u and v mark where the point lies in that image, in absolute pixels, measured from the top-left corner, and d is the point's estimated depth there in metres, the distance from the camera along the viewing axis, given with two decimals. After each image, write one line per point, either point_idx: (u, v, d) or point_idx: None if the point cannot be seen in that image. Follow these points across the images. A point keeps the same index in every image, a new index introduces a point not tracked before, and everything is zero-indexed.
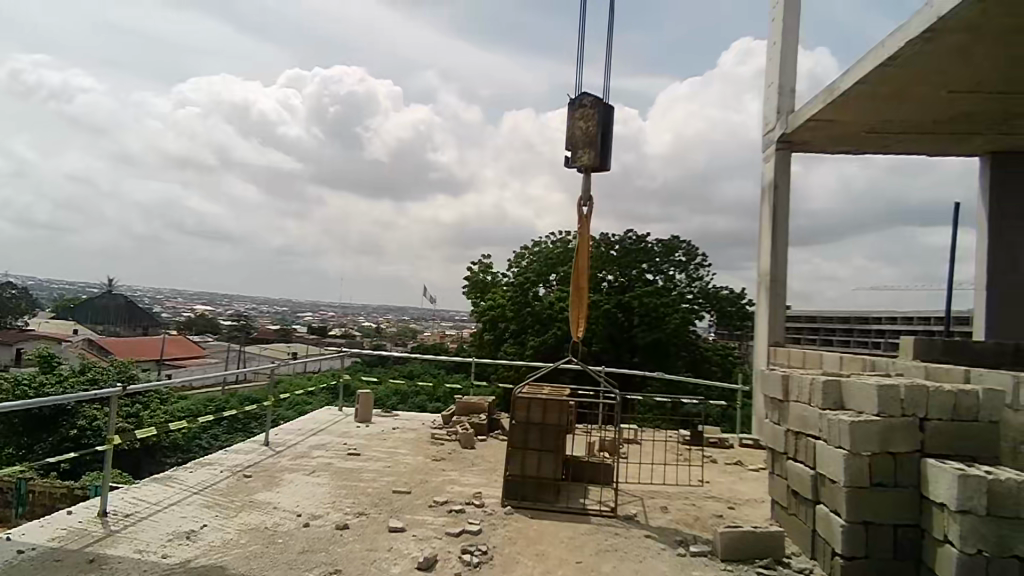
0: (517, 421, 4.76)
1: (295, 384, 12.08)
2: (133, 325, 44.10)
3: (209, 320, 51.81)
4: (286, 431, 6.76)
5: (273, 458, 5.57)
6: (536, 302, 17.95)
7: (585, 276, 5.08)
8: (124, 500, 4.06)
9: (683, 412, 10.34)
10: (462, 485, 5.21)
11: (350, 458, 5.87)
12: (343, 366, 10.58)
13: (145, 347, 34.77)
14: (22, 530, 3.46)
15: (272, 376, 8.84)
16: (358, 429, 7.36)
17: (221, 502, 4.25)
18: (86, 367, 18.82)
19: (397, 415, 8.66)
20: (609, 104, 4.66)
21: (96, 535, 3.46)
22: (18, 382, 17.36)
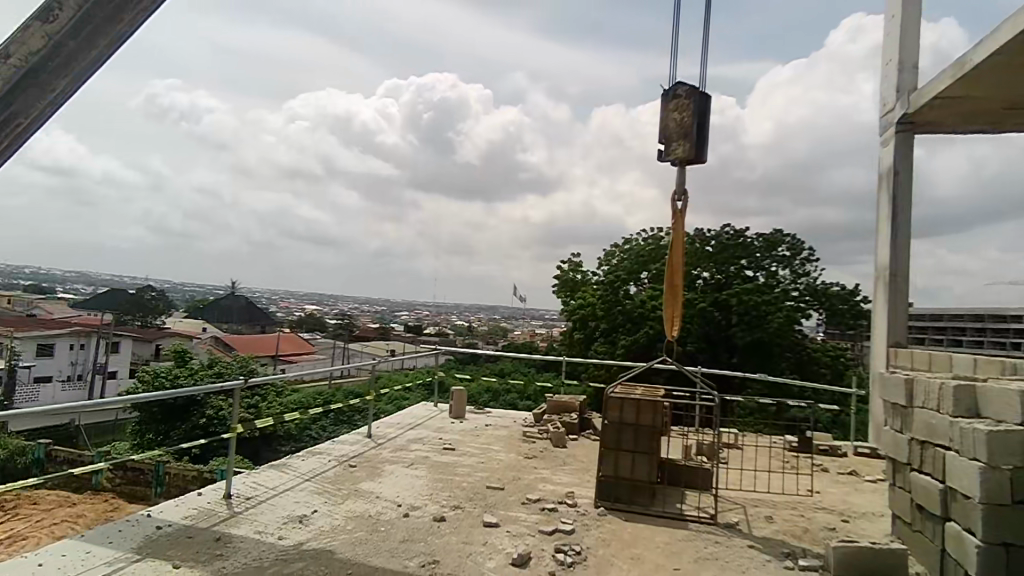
0: (610, 421, 4.68)
1: (394, 381, 12.66)
2: (252, 323, 48.16)
3: (316, 319, 55.59)
4: (386, 425, 7.10)
5: (375, 450, 5.87)
6: (627, 300, 17.62)
7: (679, 273, 4.91)
8: (245, 484, 4.45)
9: (788, 416, 9.72)
10: (554, 484, 5.22)
11: (445, 453, 6.06)
12: (437, 363, 10.94)
13: (262, 345, 37.85)
14: (162, 507, 3.88)
15: (373, 373, 9.31)
16: (453, 425, 7.58)
17: (329, 489, 4.54)
18: (213, 362, 20.82)
19: (490, 412, 8.83)
20: (705, 92, 4.45)
21: (221, 515, 3.81)
22: (158, 375, 19.53)
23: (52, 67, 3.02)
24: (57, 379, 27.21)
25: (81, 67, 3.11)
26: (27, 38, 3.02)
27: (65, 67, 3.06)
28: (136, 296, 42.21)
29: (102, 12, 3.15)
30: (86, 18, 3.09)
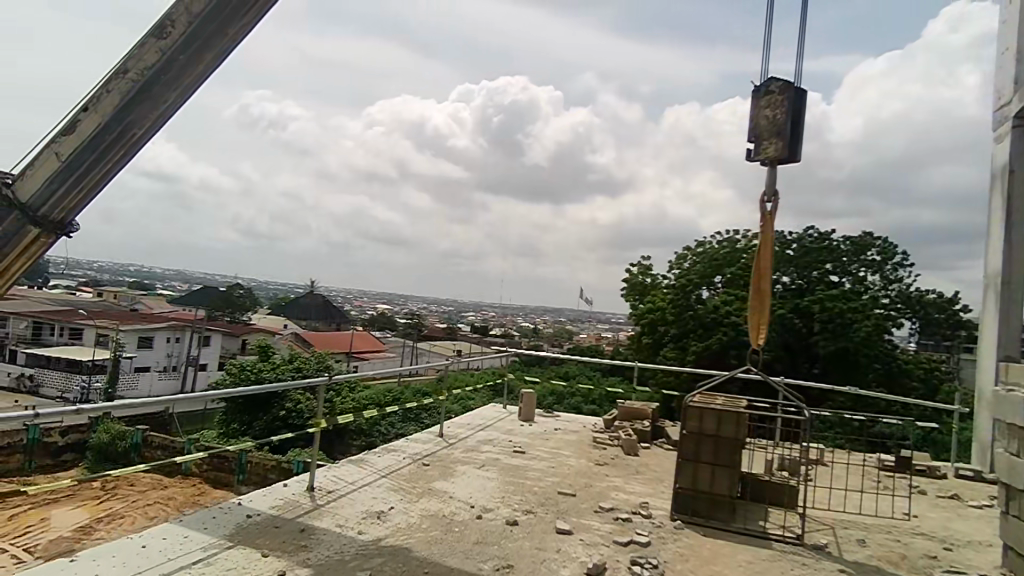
0: (689, 431, 4.52)
1: (461, 381, 12.84)
2: (328, 321, 50.45)
3: (387, 318, 57.36)
4: (457, 425, 7.18)
5: (447, 449, 5.95)
6: (699, 305, 17.06)
7: (767, 278, 4.68)
8: (327, 477, 4.62)
9: (876, 432, 9.08)
10: (627, 493, 5.10)
11: (516, 455, 6.05)
12: (505, 365, 10.98)
13: (337, 341, 39.46)
14: (251, 497, 4.07)
15: (443, 372, 9.44)
16: (522, 428, 7.58)
17: (405, 487, 4.63)
18: (293, 358, 21.89)
19: (558, 416, 8.77)
20: (800, 88, 4.22)
21: (305, 507, 3.97)
22: (243, 368, 20.78)
23: (162, 82, 3.47)
24: (155, 369, 29.47)
25: (186, 83, 3.56)
26: (144, 53, 3.47)
27: (174, 81, 3.52)
28: (225, 293, 45.07)
29: (203, 34, 3.55)
30: (193, 38, 3.51)
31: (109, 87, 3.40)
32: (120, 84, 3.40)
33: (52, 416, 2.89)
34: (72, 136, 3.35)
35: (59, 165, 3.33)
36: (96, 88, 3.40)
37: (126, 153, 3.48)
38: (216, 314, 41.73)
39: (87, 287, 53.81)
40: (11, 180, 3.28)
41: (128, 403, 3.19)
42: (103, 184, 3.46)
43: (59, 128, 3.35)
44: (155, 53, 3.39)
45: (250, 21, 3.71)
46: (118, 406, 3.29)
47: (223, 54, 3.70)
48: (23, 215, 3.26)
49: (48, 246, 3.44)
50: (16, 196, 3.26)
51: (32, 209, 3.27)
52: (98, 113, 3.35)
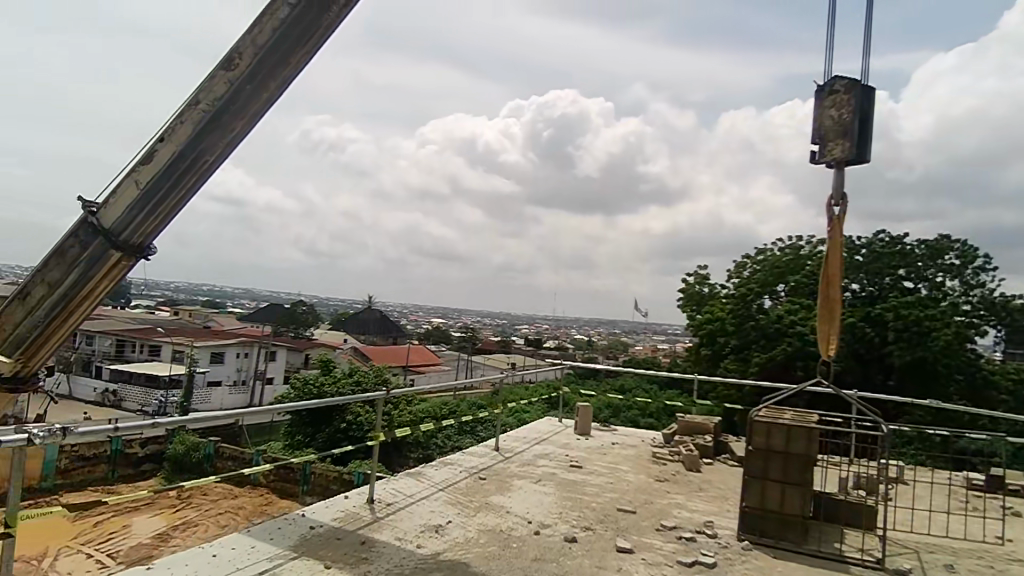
0: (755, 447, 4.29)
1: (517, 395, 12.82)
2: (385, 335, 51.69)
3: (443, 332, 58.24)
4: (512, 439, 7.15)
5: (503, 463, 5.92)
6: (761, 315, 16.44)
7: (837, 285, 4.44)
8: (386, 490, 4.67)
9: (960, 449, 8.46)
10: (691, 511, 4.91)
11: (572, 470, 5.96)
12: (560, 379, 10.90)
13: (394, 355, 40.38)
14: (313, 508, 4.15)
15: (497, 385, 9.43)
16: (578, 442, 7.48)
17: (462, 500, 4.62)
18: (353, 372, 22.48)
19: (615, 430, 8.59)
20: (868, 86, 4.02)
21: (365, 519, 4.02)
22: (307, 382, 21.54)
23: (230, 110, 3.64)
24: (226, 383, 30.96)
25: (252, 110, 3.73)
26: (214, 84, 3.67)
27: (241, 109, 3.69)
28: (289, 310, 46.97)
29: (267, 64, 3.72)
30: (259, 67, 3.68)
31: (182, 118, 3.59)
32: (192, 115, 3.60)
33: (133, 429, 3.03)
34: (150, 165, 3.53)
35: (138, 193, 3.52)
36: (171, 119, 3.61)
37: (198, 180, 3.65)
38: (281, 329, 43.50)
39: (164, 307, 57.26)
40: (95, 208, 3.46)
41: (205, 418, 3.30)
42: (178, 210, 3.61)
43: (139, 158, 3.55)
44: (224, 83, 3.57)
45: (311, 50, 3.86)
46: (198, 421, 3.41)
47: (286, 83, 3.86)
48: (107, 241, 3.42)
49: (128, 269, 3.60)
50: (99, 223, 3.43)
51: (115, 235, 3.43)
52: (173, 142, 3.53)
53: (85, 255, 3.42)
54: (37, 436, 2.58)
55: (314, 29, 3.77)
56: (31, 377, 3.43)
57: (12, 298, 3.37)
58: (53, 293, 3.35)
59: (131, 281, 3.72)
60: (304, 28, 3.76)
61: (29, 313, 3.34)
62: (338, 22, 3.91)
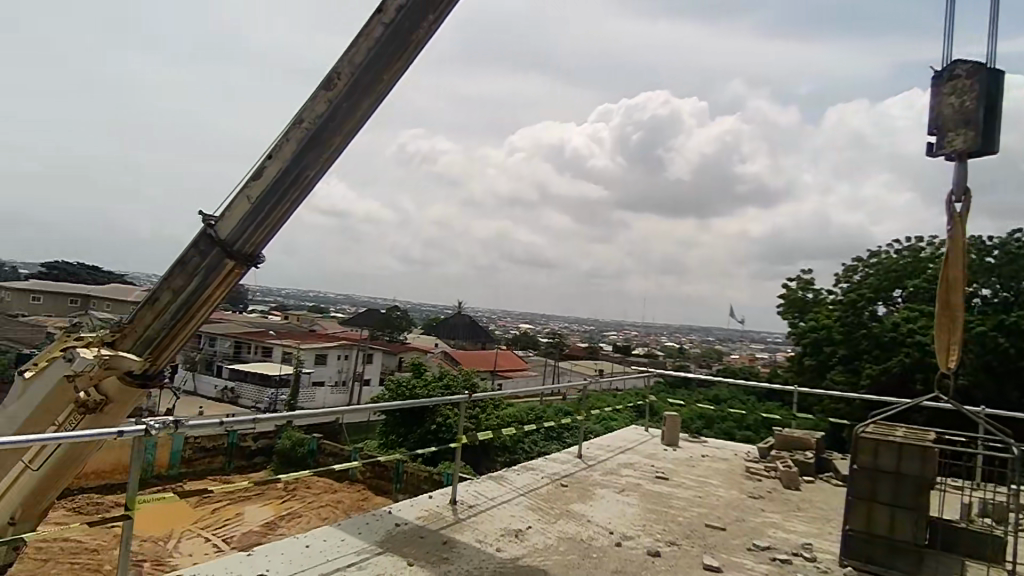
0: (860, 467, 3.93)
1: (603, 402, 12.62)
2: (474, 340, 52.81)
3: (530, 337, 58.59)
4: (596, 446, 7.04)
5: (585, 471, 5.83)
6: (874, 324, 15.15)
7: (959, 290, 3.99)
8: (468, 491, 4.76)
9: None
10: (787, 532, 4.61)
11: (658, 482, 5.77)
12: (648, 387, 10.62)
13: (483, 359, 41.16)
14: (400, 505, 4.31)
15: (583, 391, 9.32)
16: (666, 452, 7.24)
17: (543, 506, 4.61)
18: (443, 375, 23.11)
19: (706, 442, 8.23)
20: (994, 69, 3.61)
21: (448, 519, 4.12)
22: (400, 384, 22.42)
23: (330, 127, 3.79)
24: (328, 384, 32.91)
25: (350, 126, 3.86)
26: (316, 103, 3.85)
27: (339, 125, 3.84)
28: (384, 315, 49.18)
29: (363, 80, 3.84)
30: (356, 85, 3.79)
31: (288, 136, 3.80)
32: (297, 132, 3.80)
33: (240, 424, 3.25)
34: (260, 180, 3.76)
35: (249, 207, 3.75)
36: (278, 137, 3.82)
37: (302, 194, 3.84)
38: (377, 333, 45.63)
39: (276, 311, 61.87)
40: (213, 221, 3.74)
41: (303, 416, 3.48)
42: (284, 221, 3.83)
43: (250, 174, 3.79)
44: (324, 101, 3.74)
45: (404, 64, 3.94)
46: (299, 418, 3.59)
47: (381, 97, 3.96)
48: (223, 251, 3.68)
49: (240, 276, 3.86)
50: (217, 235, 3.70)
51: (230, 246, 3.69)
52: (280, 159, 3.74)
53: (204, 264, 3.70)
54: (153, 428, 2.85)
55: (407, 44, 3.84)
56: (157, 374, 3.71)
57: (143, 303, 3.69)
58: (178, 298, 3.64)
59: (244, 287, 4.00)
60: (398, 45, 3.84)
61: (157, 316, 3.64)
62: (430, 36, 3.96)
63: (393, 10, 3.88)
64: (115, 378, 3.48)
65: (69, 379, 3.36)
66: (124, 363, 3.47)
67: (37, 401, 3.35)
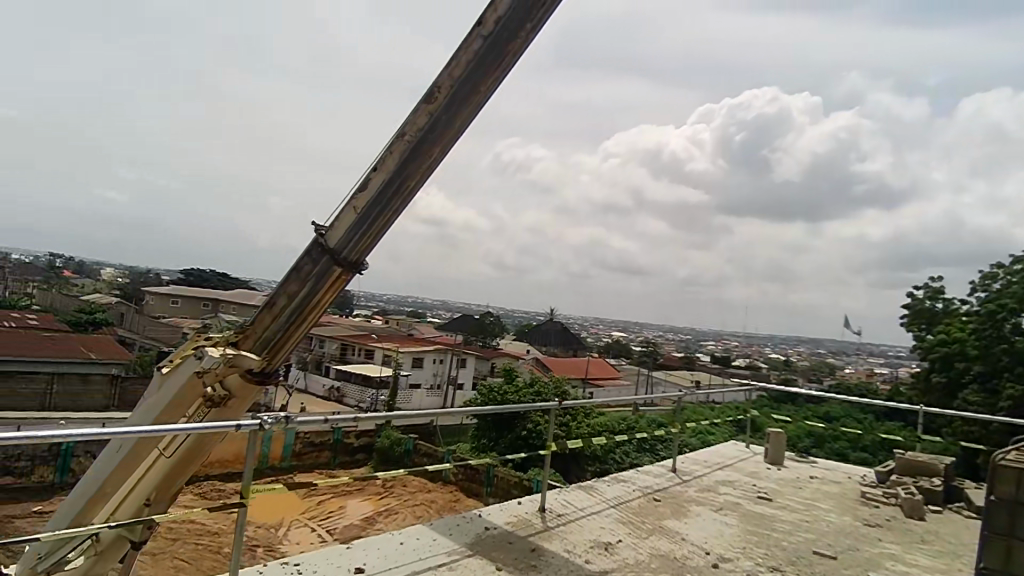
0: (1000, 497, 3.41)
1: (701, 414, 12.13)
2: (566, 347, 52.60)
3: (623, 346, 57.54)
4: (691, 461, 6.74)
5: (680, 486, 5.60)
6: (1017, 339, 13.31)
7: None
8: (557, 500, 4.73)
9: None
10: (908, 566, 4.17)
11: (760, 502, 5.43)
12: (749, 401, 10.05)
13: (575, 366, 40.95)
14: (490, 510, 4.37)
15: (678, 403, 8.98)
16: (768, 471, 6.79)
17: (634, 520, 4.48)
18: (534, 381, 23.17)
19: (815, 462, 7.63)
20: None
21: (536, 527, 4.12)
22: (492, 389, 22.80)
23: (430, 138, 3.90)
24: (425, 386, 34.14)
25: (449, 136, 3.95)
26: (418, 117, 3.98)
27: (439, 136, 3.92)
28: (478, 321, 50.36)
29: (462, 90, 3.92)
30: (454, 97, 3.89)
31: (392, 149, 3.96)
32: (400, 145, 3.94)
33: (344, 422, 3.43)
34: (366, 192, 3.95)
35: (356, 215, 3.95)
36: (382, 149, 4.00)
37: (403, 204, 3.97)
38: (471, 338, 46.76)
39: (378, 316, 65.22)
40: (323, 231, 3.98)
41: (401, 416, 3.60)
42: (388, 231, 3.99)
43: (357, 185, 3.99)
44: (424, 114, 3.85)
45: (500, 75, 3.98)
46: (397, 419, 3.72)
47: (479, 108, 4.01)
48: (332, 258, 3.91)
49: (347, 282, 4.07)
50: (327, 243, 3.93)
51: (338, 252, 3.90)
52: (384, 170, 3.90)
53: (316, 271, 3.95)
54: (267, 423, 3.08)
55: (503, 55, 3.88)
56: (273, 372, 4.03)
57: (262, 307, 4.01)
58: (293, 302, 3.92)
59: (352, 293, 4.21)
60: (494, 55, 3.89)
61: (275, 319, 3.95)
62: (527, 45, 3.99)
63: (491, 24, 3.94)
64: (237, 375, 3.81)
65: (199, 375, 3.69)
66: (244, 362, 3.80)
67: (170, 394, 3.70)
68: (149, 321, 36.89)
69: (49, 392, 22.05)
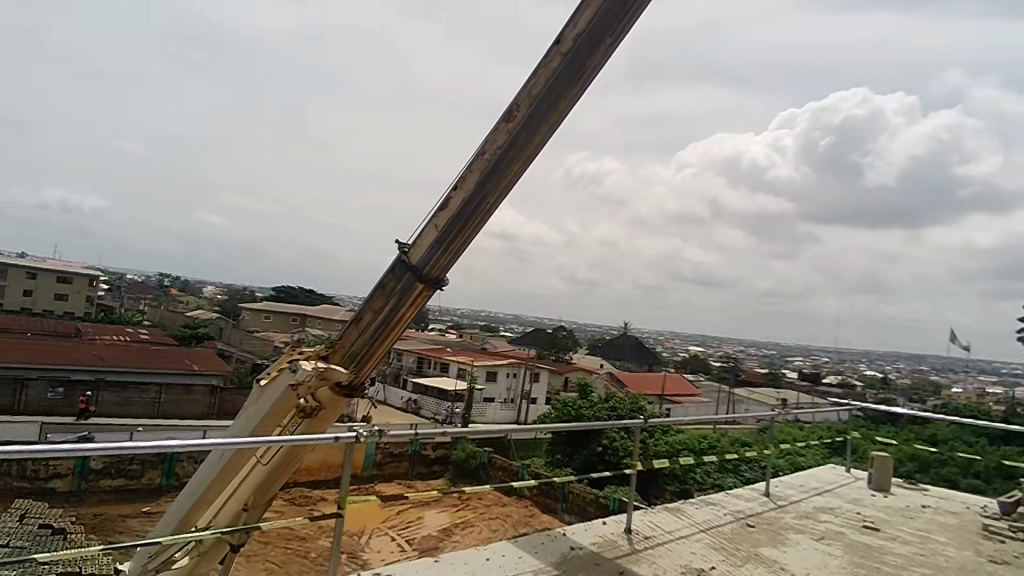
0: None
1: (790, 435, 11.41)
2: (640, 362, 51.32)
3: (701, 361, 55.48)
4: (785, 485, 6.33)
5: (776, 512, 5.27)
6: None
7: None
8: (643, 521, 4.56)
9: None
10: None
11: (867, 532, 5.00)
12: (847, 422, 9.29)
13: (652, 382, 39.88)
14: (574, 528, 4.28)
15: (767, 424, 8.43)
16: (873, 498, 6.27)
17: (727, 547, 4.25)
18: (609, 397, 22.67)
19: (927, 490, 6.95)
20: None
21: (623, 549, 3.98)
22: (566, 404, 22.59)
23: (509, 156, 3.91)
24: (499, 400, 34.36)
25: (527, 152, 3.95)
26: (497, 136, 4.00)
27: (518, 153, 3.93)
28: (551, 335, 50.22)
29: (542, 108, 3.91)
30: (534, 113, 3.88)
31: (472, 167, 4.00)
32: (480, 163, 3.97)
33: (430, 433, 3.45)
34: (448, 209, 4.01)
35: (437, 233, 4.01)
36: (463, 168, 4.04)
37: (482, 221, 4.01)
38: (544, 353, 46.66)
39: (452, 331, 66.38)
40: (406, 248, 4.07)
41: (484, 430, 3.60)
42: (467, 248, 4.02)
43: (439, 204, 4.05)
44: (504, 132, 3.86)
45: (577, 92, 3.95)
46: (480, 432, 3.72)
47: (557, 125, 3.99)
48: (413, 275, 3.98)
49: (427, 298, 4.14)
50: (410, 260, 4.01)
51: (419, 269, 3.97)
52: (465, 188, 3.94)
53: (399, 287, 4.04)
54: (362, 435, 3.15)
55: (582, 71, 3.84)
56: (359, 385, 4.16)
57: (349, 322, 4.15)
58: (378, 318, 4.03)
59: (433, 308, 4.28)
60: (574, 70, 3.87)
61: (361, 334, 4.06)
62: (607, 58, 3.94)
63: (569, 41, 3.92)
64: (328, 387, 3.96)
65: (294, 387, 3.86)
66: (335, 375, 3.94)
67: (268, 405, 3.91)
68: (245, 334, 39.48)
69: (158, 400, 23.74)
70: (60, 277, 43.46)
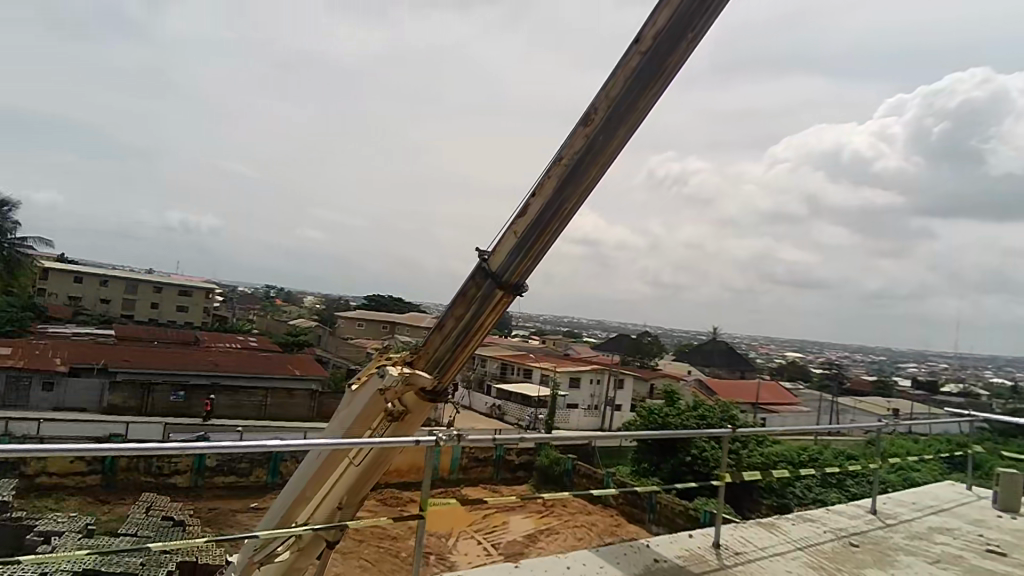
0: None
1: (902, 448, 10.48)
2: (731, 368, 49.01)
3: (799, 367, 52.18)
4: (894, 503, 5.81)
5: (883, 531, 4.85)
6: None
7: None
8: (733, 536, 4.35)
9: None
10: None
11: (992, 557, 4.48)
12: (968, 434, 8.40)
13: (744, 390, 37.96)
14: (659, 540, 4.16)
15: (873, 435, 7.77)
16: (1000, 520, 5.61)
17: (826, 566, 3.96)
18: (698, 404, 21.85)
19: None
20: None
21: (711, 564, 3.82)
22: (652, 412, 22.02)
23: (587, 160, 3.89)
24: (583, 407, 34.06)
25: (606, 155, 3.93)
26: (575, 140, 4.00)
27: (597, 156, 3.91)
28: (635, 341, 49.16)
29: (621, 108, 3.87)
30: (611, 116, 3.86)
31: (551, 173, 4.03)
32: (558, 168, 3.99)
33: (510, 439, 3.47)
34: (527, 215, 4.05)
35: (517, 240, 4.06)
36: (542, 174, 4.08)
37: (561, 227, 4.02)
38: (628, 359, 45.75)
39: (535, 337, 66.65)
40: (486, 255, 4.15)
41: (563, 436, 3.57)
42: (546, 253, 4.03)
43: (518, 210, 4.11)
44: (582, 136, 3.86)
45: (657, 90, 3.88)
46: (559, 439, 3.70)
47: (636, 125, 3.93)
48: (494, 281, 4.05)
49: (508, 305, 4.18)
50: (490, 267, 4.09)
51: (499, 276, 4.04)
52: (543, 194, 3.97)
53: (481, 294, 4.12)
54: (442, 439, 3.22)
55: (662, 68, 3.77)
56: (443, 391, 4.26)
57: (433, 329, 4.28)
58: (460, 324, 4.12)
59: (513, 315, 4.31)
60: (653, 68, 3.80)
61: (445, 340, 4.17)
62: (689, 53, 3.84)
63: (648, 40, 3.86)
64: (413, 392, 4.10)
65: (381, 392, 4.05)
66: (419, 380, 4.08)
67: (358, 408, 4.12)
68: (340, 342, 41.73)
69: (264, 402, 25.55)
70: (181, 291, 47.95)
